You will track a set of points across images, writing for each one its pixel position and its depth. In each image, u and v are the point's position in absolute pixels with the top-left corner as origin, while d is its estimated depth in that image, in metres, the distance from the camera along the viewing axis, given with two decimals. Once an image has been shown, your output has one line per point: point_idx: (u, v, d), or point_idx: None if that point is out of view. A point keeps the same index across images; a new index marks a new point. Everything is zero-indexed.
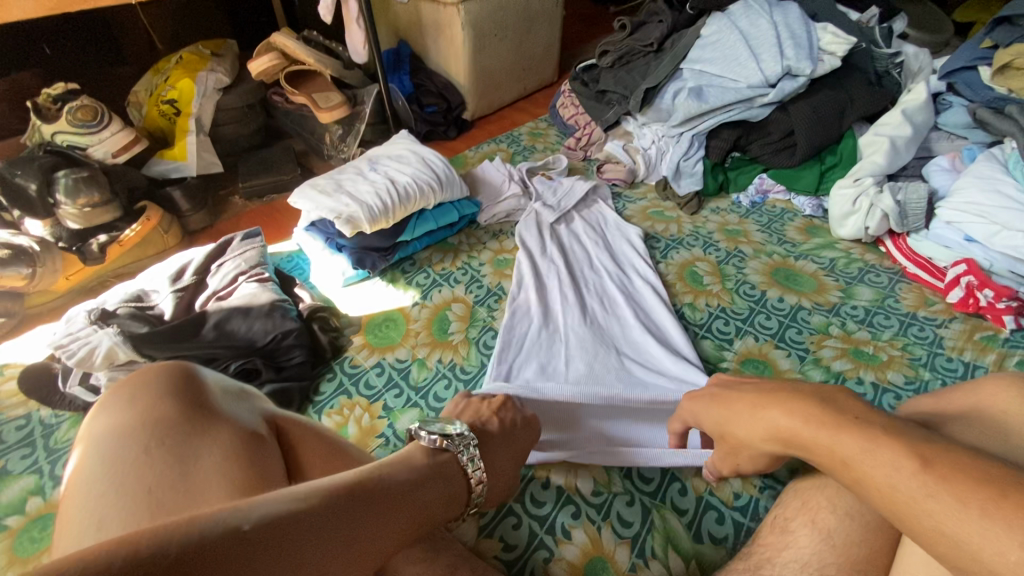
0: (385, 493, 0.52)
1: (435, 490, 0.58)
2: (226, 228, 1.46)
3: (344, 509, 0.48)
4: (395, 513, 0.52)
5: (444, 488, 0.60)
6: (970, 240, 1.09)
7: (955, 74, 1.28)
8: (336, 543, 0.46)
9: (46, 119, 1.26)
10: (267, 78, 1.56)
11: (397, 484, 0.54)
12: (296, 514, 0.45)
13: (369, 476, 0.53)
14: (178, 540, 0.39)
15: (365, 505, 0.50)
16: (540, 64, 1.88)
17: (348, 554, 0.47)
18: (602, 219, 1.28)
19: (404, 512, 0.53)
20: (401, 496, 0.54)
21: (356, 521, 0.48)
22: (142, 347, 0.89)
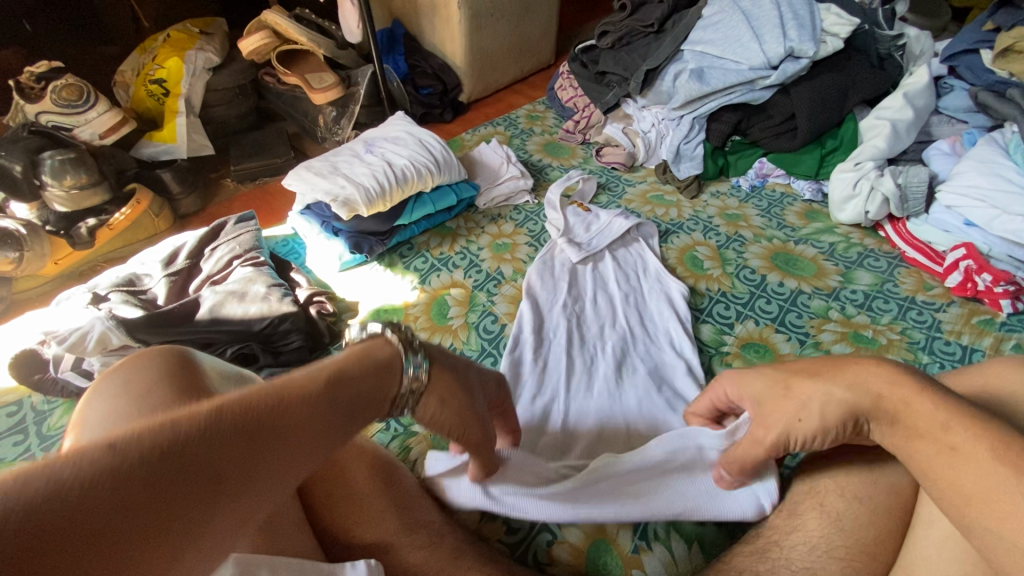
0: (296, 385, 0.42)
1: (364, 377, 0.48)
2: (219, 211, 1.44)
3: (241, 410, 0.37)
4: (313, 406, 0.42)
5: (373, 376, 0.49)
6: (970, 225, 1.09)
7: (957, 57, 1.27)
8: (267, 457, 0.37)
9: (29, 99, 1.21)
10: (258, 58, 1.52)
11: (311, 374, 0.44)
12: (177, 424, 0.34)
13: (300, 378, 0.43)
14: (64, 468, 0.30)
15: (271, 402, 0.39)
16: (538, 46, 1.85)
17: (258, 464, 0.37)
18: (642, 264, 1.11)
19: (325, 401, 0.43)
20: (318, 388, 0.43)
21: (264, 420, 0.38)
22: (136, 332, 0.87)
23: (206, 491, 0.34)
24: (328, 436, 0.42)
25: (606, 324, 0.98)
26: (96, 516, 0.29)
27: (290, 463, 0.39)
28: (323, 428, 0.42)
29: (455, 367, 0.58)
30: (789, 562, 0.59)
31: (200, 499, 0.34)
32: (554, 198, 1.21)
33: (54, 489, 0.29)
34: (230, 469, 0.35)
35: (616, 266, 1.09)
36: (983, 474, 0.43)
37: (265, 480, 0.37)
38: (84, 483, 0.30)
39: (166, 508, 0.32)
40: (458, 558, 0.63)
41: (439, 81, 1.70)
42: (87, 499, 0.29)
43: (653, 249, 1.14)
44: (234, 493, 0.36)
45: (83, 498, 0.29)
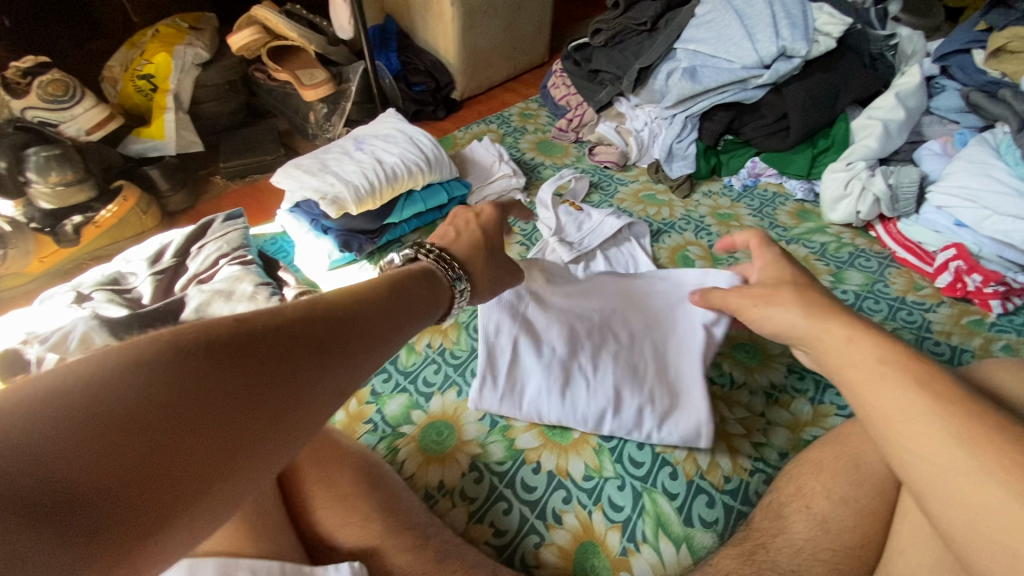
0: (362, 295, 0.52)
1: (414, 293, 0.59)
2: (208, 209, 1.42)
3: (329, 303, 0.48)
4: (380, 307, 0.52)
5: (420, 292, 0.61)
6: (960, 226, 1.09)
7: (949, 57, 1.27)
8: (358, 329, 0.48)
9: (16, 94, 1.18)
10: (248, 54, 1.50)
11: (374, 287, 0.55)
12: (287, 309, 0.44)
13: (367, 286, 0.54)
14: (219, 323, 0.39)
15: (348, 300, 0.50)
16: (532, 44, 1.84)
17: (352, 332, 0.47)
18: (634, 263, 1.10)
19: (388, 305, 0.53)
20: (382, 297, 0.54)
21: (345, 311, 0.48)
22: (119, 332, 0.85)
23: (317, 353, 0.43)
24: (397, 330, 0.53)
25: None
26: (239, 356, 0.38)
27: (373, 341, 0.49)
28: (390, 323, 0.52)
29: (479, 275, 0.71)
30: (776, 564, 0.58)
31: (314, 356, 0.43)
32: (544, 195, 1.21)
33: (211, 337, 0.38)
34: (332, 338, 0.45)
35: (608, 267, 1.08)
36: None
37: (356, 350, 0.46)
38: (229, 335, 0.38)
39: (288, 359, 0.41)
40: (443, 560, 0.62)
41: (432, 78, 1.69)
42: (232, 345, 0.38)
43: (645, 249, 1.13)
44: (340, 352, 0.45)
45: (231, 345, 0.38)
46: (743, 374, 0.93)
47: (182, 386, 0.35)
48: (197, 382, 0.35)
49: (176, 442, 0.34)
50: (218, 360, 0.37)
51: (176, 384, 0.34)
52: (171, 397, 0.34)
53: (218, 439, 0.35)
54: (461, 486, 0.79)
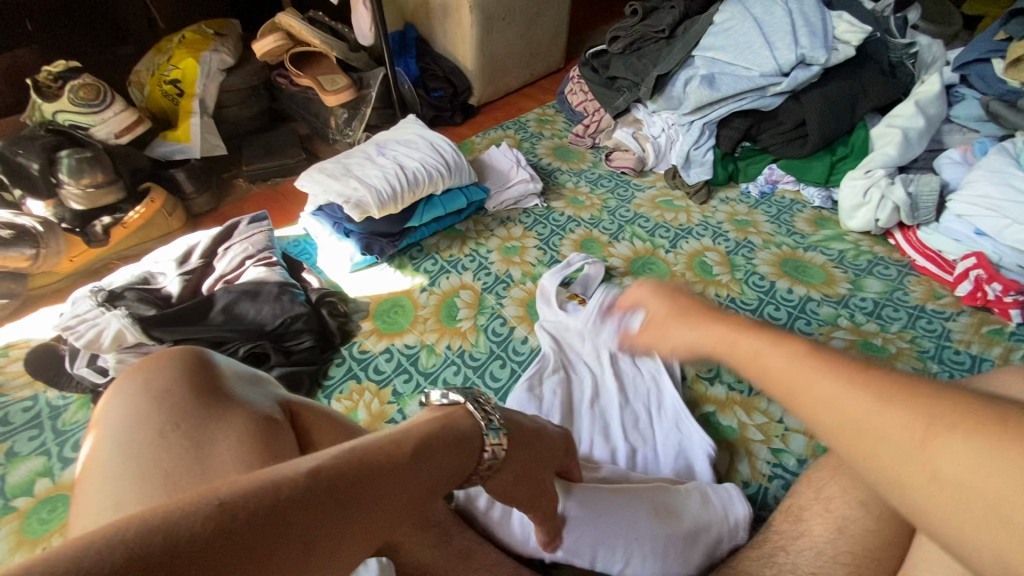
0: (381, 454, 0.42)
1: (449, 449, 0.48)
2: (231, 211, 1.45)
3: (341, 475, 0.39)
4: (402, 472, 0.43)
5: (453, 449, 0.49)
6: (980, 234, 1.08)
7: (968, 66, 1.26)
8: (355, 517, 0.39)
9: (46, 98, 1.23)
10: (271, 59, 1.53)
11: (404, 439, 0.45)
12: (279, 483, 0.36)
13: (389, 446, 0.43)
14: (193, 518, 0.31)
15: (358, 470, 0.40)
16: (548, 50, 1.85)
17: (347, 521, 0.38)
18: (657, 397, 0.89)
19: (410, 471, 0.43)
20: (418, 450, 0.45)
21: (353, 486, 0.39)
22: (150, 329, 0.89)
23: (294, 551, 0.35)
24: (407, 506, 0.43)
25: (598, 396, 0.88)
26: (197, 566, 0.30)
27: (373, 524, 0.40)
28: (405, 502, 0.43)
29: (528, 439, 0.59)
30: (797, 567, 0.60)
31: (291, 559, 0.35)
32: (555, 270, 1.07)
33: (170, 541, 0.30)
34: (316, 528, 0.36)
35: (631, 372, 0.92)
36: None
37: (338, 539, 0.37)
38: (198, 539, 0.31)
39: (257, 568, 0.33)
40: (467, 558, 0.64)
41: (450, 84, 1.71)
42: (189, 549, 0.30)
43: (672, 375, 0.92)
44: (322, 552, 0.37)
45: (194, 553, 0.30)
46: None
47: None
48: None
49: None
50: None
51: None
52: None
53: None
54: None
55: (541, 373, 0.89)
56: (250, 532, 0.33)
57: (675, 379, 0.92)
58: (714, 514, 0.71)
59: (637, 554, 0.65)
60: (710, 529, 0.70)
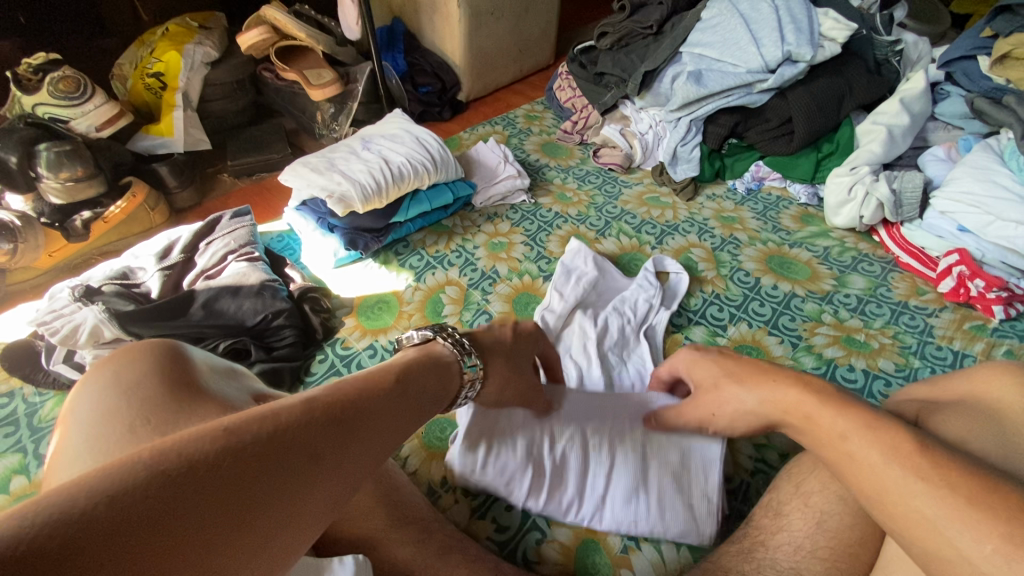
0: (357, 387, 0.50)
1: (416, 383, 0.56)
2: (214, 206, 1.43)
3: (327, 403, 0.46)
4: (379, 399, 0.50)
5: (422, 382, 0.57)
6: (963, 230, 1.09)
7: (954, 63, 1.27)
8: (350, 434, 0.46)
9: (26, 91, 1.20)
10: (256, 53, 1.51)
11: (378, 377, 0.53)
12: (273, 412, 0.42)
13: (363, 381, 0.51)
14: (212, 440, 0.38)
15: (341, 399, 0.47)
16: (537, 46, 1.85)
17: (345, 437, 0.45)
18: (642, 389, 0.90)
19: (387, 398, 0.51)
20: (390, 383, 0.53)
21: (343, 409, 0.46)
22: (128, 325, 0.87)
23: (302, 462, 0.41)
24: (394, 425, 0.51)
25: (583, 391, 0.87)
26: (216, 476, 0.37)
27: (366, 440, 0.47)
28: (389, 424, 0.50)
29: (498, 371, 0.68)
30: (776, 563, 0.61)
31: (300, 467, 0.41)
32: (568, 254, 1.10)
33: (192, 459, 0.36)
34: (317, 442, 0.43)
35: (617, 366, 0.92)
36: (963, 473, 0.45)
37: (339, 451, 0.44)
38: (215, 455, 0.37)
39: (269, 474, 0.39)
40: (446, 554, 0.64)
41: (438, 79, 1.70)
42: (207, 463, 0.37)
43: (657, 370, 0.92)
44: (331, 463, 0.43)
45: (217, 463, 0.37)
46: None
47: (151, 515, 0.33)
48: (200, 492, 0.35)
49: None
50: (193, 488, 0.35)
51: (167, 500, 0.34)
52: (143, 526, 0.32)
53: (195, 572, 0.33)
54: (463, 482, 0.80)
55: None
56: (262, 446, 0.40)
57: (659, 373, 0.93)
58: (690, 477, 0.74)
59: (608, 497, 0.73)
60: (683, 490, 0.73)
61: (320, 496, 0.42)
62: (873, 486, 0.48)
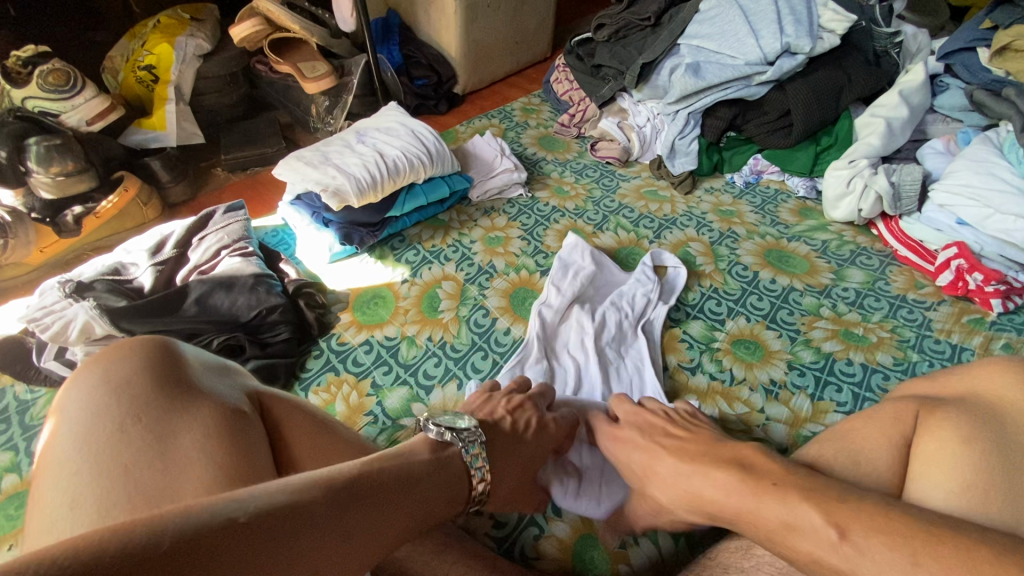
0: (383, 482, 0.50)
1: (443, 483, 0.57)
2: (208, 201, 1.42)
3: (346, 497, 0.47)
4: (400, 504, 0.51)
5: (448, 484, 0.57)
6: (962, 224, 1.09)
7: (953, 55, 1.26)
8: (357, 538, 0.46)
9: (16, 83, 1.18)
10: (249, 45, 1.49)
11: (404, 471, 0.54)
12: (295, 501, 0.44)
13: (390, 472, 0.52)
14: (227, 522, 0.39)
15: (364, 495, 0.48)
16: (534, 38, 1.83)
17: (351, 545, 0.45)
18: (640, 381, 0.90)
19: (407, 500, 0.51)
20: (415, 483, 0.53)
21: (359, 510, 0.47)
22: (120, 321, 0.87)
23: (303, 573, 0.41)
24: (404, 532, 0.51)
25: (581, 385, 0.88)
26: (223, 563, 0.37)
27: (371, 550, 0.47)
28: (399, 534, 0.50)
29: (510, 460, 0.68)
30: (775, 559, 0.60)
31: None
32: (565, 249, 1.09)
33: (206, 539, 0.37)
34: (325, 549, 0.43)
35: (615, 359, 0.92)
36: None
37: (342, 558, 0.44)
38: (227, 541, 0.38)
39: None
40: (443, 552, 0.63)
41: (434, 72, 1.69)
42: (222, 543, 0.38)
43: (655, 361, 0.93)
44: (326, 575, 0.43)
45: (218, 550, 0.38)
46: (744, 370, 0.94)
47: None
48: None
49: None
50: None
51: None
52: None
53: None
54: None
55: (522, 365, 0.90)
56: (266, 542, 0.40)
57: (656, 364, 0.93)
58: None
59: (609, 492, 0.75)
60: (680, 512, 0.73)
61: None
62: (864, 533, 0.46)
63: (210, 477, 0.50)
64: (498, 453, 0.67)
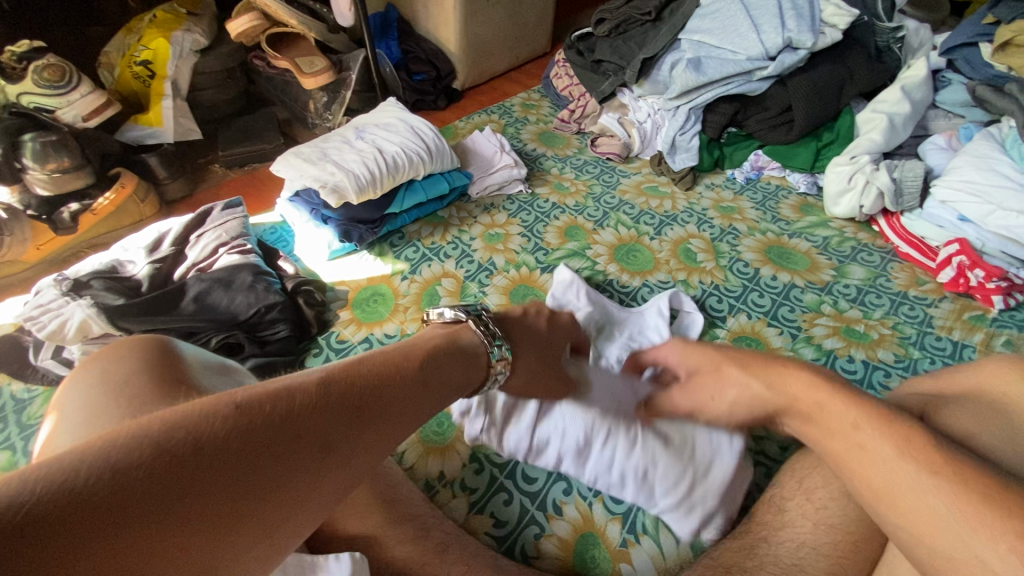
0: (373, 372, 0.50)
1: (435, 373, 0.57)
2: (205, 198, 1.41)
3: (339, 386, 0.46)
4: (394, 386, 0.50)
5: (442, 376, 0.57)
6: (964, 220, 1.08)
7: (955, 50, 1.26)
8: (360, 422, 0.45)
9: (10, 79, 1.16)
10: (246, 40, 1.47)
11: (397, 363, 0.53)
12: (283, 391, 0.43)
13: (376, 363, 0.51)
14: (219, 418, 0.38)
15: (357, 385, 0.47)
16: (534, 33, 1.82)
17: (357, 429, 0.45)
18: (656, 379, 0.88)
19: (404, 389, 0.51)
20: (406, 371, 0.53)
21: (357, 396, 0.46)
22: (117, 320, 0.86)
23: (312, 451, 0.41)
24: (410, 416, 0.51)
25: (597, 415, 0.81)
26: (219, 455, 0.37)
27: (377, 429, 0.47)
28: (402, 411, 0.50)
29: (526, 339, 0.72)
30: (777, 559, 0.60)
31: (313, 459, 0.41)
32: (557, 288, 0.99)
33: (198, 437, 0.36)
34: (328, 432, 0.43)
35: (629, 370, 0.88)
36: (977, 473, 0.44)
37: (348, 437, 0.44)
38: (221, 436, 0.37)
39: (278, 458, 0.39)
40: (444, 552, 0.63)
41: (433, 67, 1.67)
42: (214, 439, 0.37)
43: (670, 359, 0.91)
44: (340, 456, 0.43)
45: (218, 446, 0.37)
46: None
47: (150, 496, 0.33)
48: (201, 479, 0.35)
49: (151, 562, 0.32)
50: (196, 471, 0.35)
51: (158, 481, 0.34)
52: (141, 506, 0.32)
53: (186, 555, 0.34)
54: (461, 477, 0.79)
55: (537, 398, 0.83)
56: (267, 433, 0.39)
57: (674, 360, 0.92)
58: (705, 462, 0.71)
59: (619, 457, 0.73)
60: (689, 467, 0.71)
61: (327, 489, 0.42)
62: (908, 522, 0.45)
63: None
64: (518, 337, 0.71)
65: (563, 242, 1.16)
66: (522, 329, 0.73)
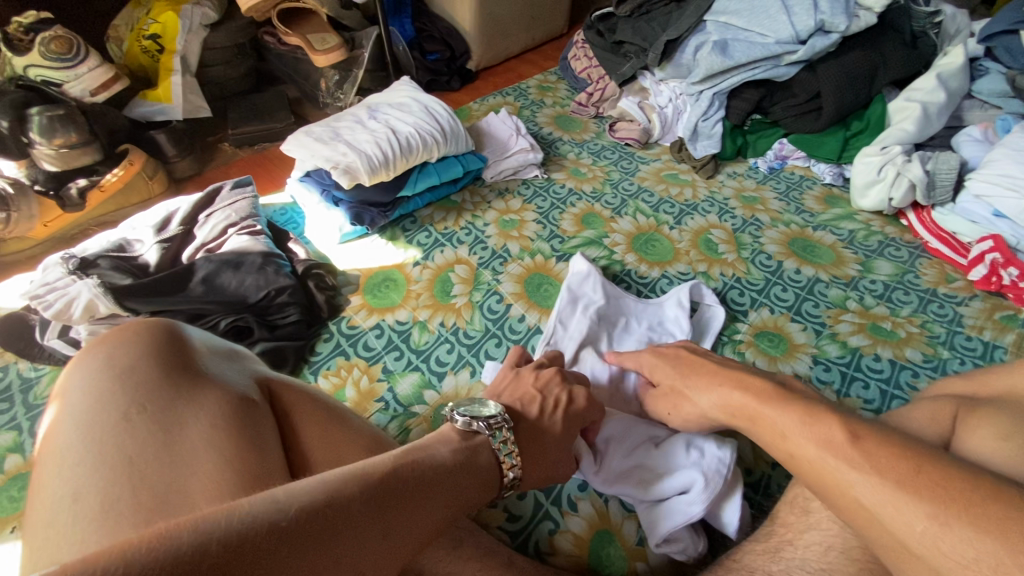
0: (416, 474, 0.49)
1: (475, 476, 0.55)
2: (215, 176, 1.39)
3: (382, 493, 0.45)
4: (437, 492, 0.49)
5: (482, 478, 0.55)
6: (998, 216, 1.03)
7: (994, 38, 1.20)
8: (394, 538, 0.44)
9: (17, 51, 1.13)
10: (256, 15, 1.40)
11: (439, 464, 0.52)
12: (328, 503, 0.41)
13: (421, 463, 0.50)
14: (268, 526, 0.37)
15: (399, 493, 0.46)
16: (551, 13, 1.76)
17: (389, 549, 0.43)
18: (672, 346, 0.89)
19: (442, 496, 0.50)
20: (444, 475, 0.51)
21: (394, 510, 0.45)
22: (124, 300, 0.84)
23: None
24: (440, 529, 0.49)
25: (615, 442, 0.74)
26: None
27: (406, 549, 0.45)
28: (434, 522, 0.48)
29: (535, 432, 0.65)
30: (804, 565, 0.57)
31: None
32: (572, 279, 0.96)
33: (243, 547, 0.35)
34: (363, 550, 0.42)
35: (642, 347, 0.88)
36: (978, 491, 0.41)
37: (375, 559, 0.42)
38: (266, 546, 0.36)
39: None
40: (456, 547, 0.61)
41: (447, 46, 1.63)
42: (255, 555, 0.36)
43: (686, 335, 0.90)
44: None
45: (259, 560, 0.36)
46: (766, 363, 0.90)
47: None
48: None
49: None
50: None
51: None
52: None
53: None
54: None
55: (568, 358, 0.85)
56: (308, 548, 0.38)
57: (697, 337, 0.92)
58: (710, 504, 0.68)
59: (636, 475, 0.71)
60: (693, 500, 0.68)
61: None
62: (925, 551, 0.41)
63: (219, 472, 0.48)
64: (525, 438, 0.64)
65: (580, 230, 1.13)
66: (533, 430, 0.65)
